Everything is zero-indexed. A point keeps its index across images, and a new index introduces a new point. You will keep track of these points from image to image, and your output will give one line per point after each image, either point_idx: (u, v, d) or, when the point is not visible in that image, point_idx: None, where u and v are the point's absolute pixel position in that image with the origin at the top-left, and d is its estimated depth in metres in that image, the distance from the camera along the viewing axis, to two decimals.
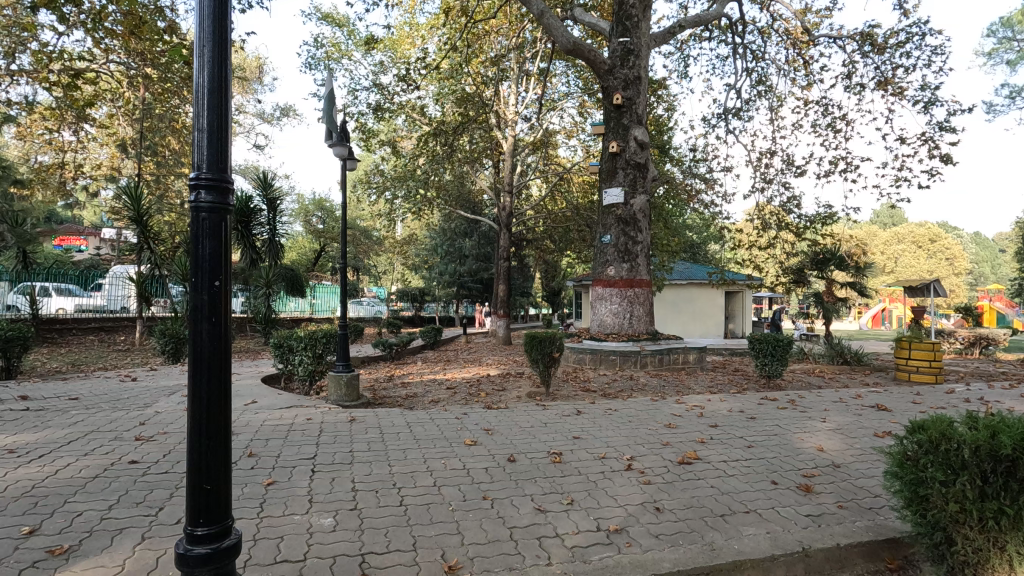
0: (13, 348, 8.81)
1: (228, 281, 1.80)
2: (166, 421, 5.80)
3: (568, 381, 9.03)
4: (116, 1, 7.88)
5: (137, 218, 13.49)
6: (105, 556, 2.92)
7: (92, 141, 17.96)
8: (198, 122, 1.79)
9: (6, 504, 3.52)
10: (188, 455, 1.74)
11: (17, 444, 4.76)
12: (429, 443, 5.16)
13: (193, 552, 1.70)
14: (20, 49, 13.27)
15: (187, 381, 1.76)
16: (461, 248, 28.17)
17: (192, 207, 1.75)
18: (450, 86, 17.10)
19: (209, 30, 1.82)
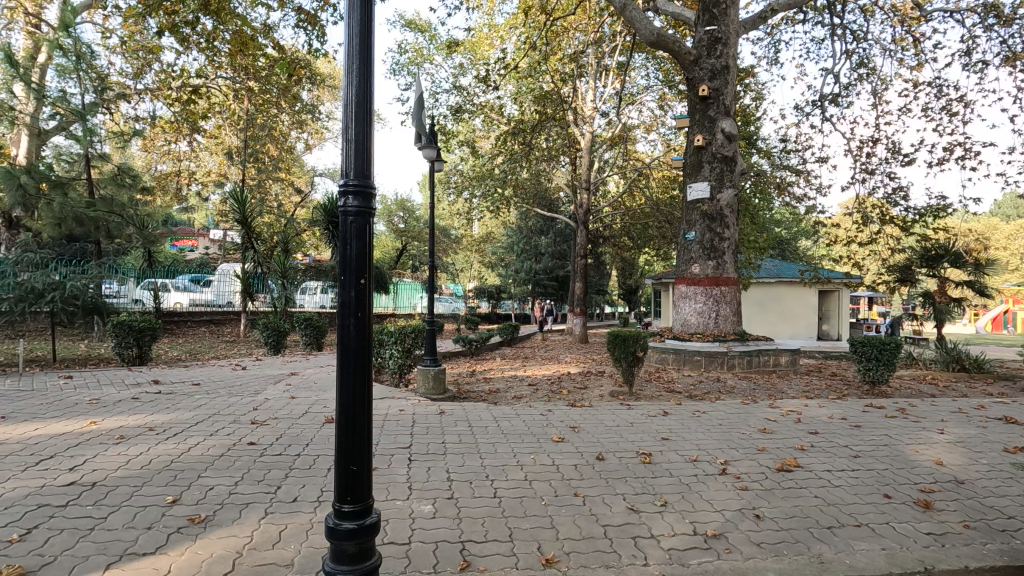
0: (144, 337, 9.87)
1: (372, 279, 1.94)
2: (275, 407, 6.30)
3: (651, 382, 8.83)
4: (227, 22, 8.58)
5: (243, 221, 14.68)
6: (235, 527, 3.24)
7: (202, 149, 19.71)
8: (346, 135, 1.95)
9: (152, 475, 3.98)
10: (338, 438, 1.90)
11: (156, 422, 5.37)
12: (518, 437, 5.26)
13: (341, 526, 1.87)
14: (146, 69, 14.84)
15: (336, 371, 1.93)
16: (537, 246, 28.51)
17: (340, 212, 1.91)
18: (529, 85, 17.19)
19: (356, 48, 1.96)
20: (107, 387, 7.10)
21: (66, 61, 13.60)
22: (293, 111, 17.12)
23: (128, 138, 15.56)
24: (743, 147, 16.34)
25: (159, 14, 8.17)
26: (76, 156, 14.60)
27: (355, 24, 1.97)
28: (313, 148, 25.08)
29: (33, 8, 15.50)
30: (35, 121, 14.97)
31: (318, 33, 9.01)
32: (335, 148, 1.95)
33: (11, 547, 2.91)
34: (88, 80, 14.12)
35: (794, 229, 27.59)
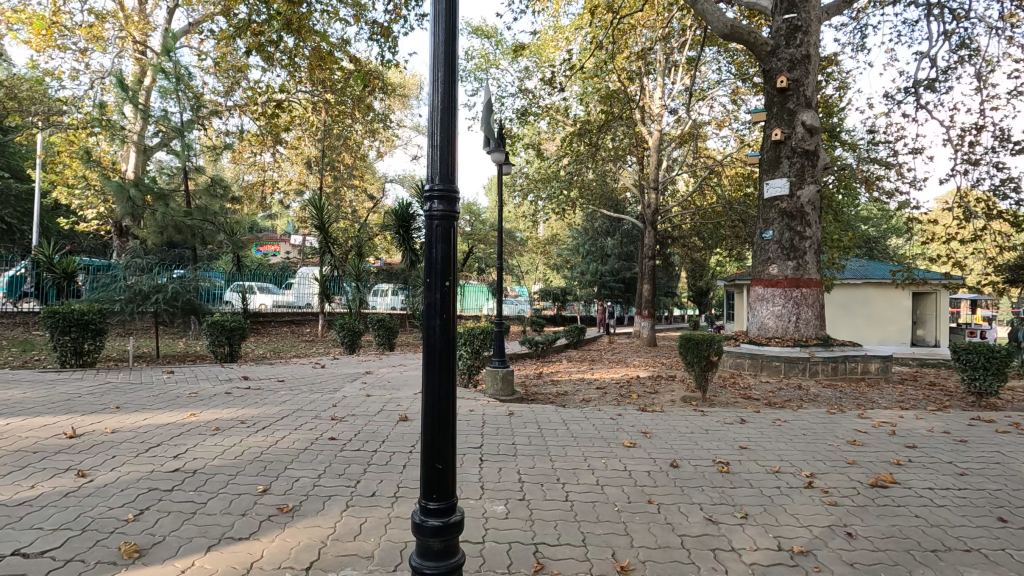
0: (234, 335, 10.60)
1: (456, 280, 1.99)
2: (353, 404, 6.58)
3: (725, 388, 8.48)
4: (307, 40, 9.05)
5: (321, 226, 15.45)
6: (320, 517, 3.40)
7: (284, 160, 20.94)
8: (432, 140, 2.01)
9: (245, 465, 4.27)
10: (424, 436, 1.96)
11: (247, 416, 5.75)
12: (588, 441, 5.21)
13: (427, 523, 1.91)
14: (235, 87, 15.97)
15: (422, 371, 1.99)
16: (603, 247, 28.26)
17: (426, 215, 1.98)
18: (595, 86, 16.98)
19: (442, 55, 2.01)
20: (203, 382, 7.69)
21: (167, 83, 14.91)
22: (366, 121, 17.83)
23: (219, 152, 16.80)
24: (825, 140, 15.38)
25: (246, 34, 8.73)
26: (176, 170, 15.93)
27: (440, 30, 2.02)
28: (384, 155, 26.02)
29: (140, 37, 17.09)
30: (141, 138, 16.48)
31: (390, 44, 9.32)
32: (421, 154, 2.01)
33: (127, 525, 3.20)
34: (186, 99, 15.36)
35: (884, 226, 25.62)
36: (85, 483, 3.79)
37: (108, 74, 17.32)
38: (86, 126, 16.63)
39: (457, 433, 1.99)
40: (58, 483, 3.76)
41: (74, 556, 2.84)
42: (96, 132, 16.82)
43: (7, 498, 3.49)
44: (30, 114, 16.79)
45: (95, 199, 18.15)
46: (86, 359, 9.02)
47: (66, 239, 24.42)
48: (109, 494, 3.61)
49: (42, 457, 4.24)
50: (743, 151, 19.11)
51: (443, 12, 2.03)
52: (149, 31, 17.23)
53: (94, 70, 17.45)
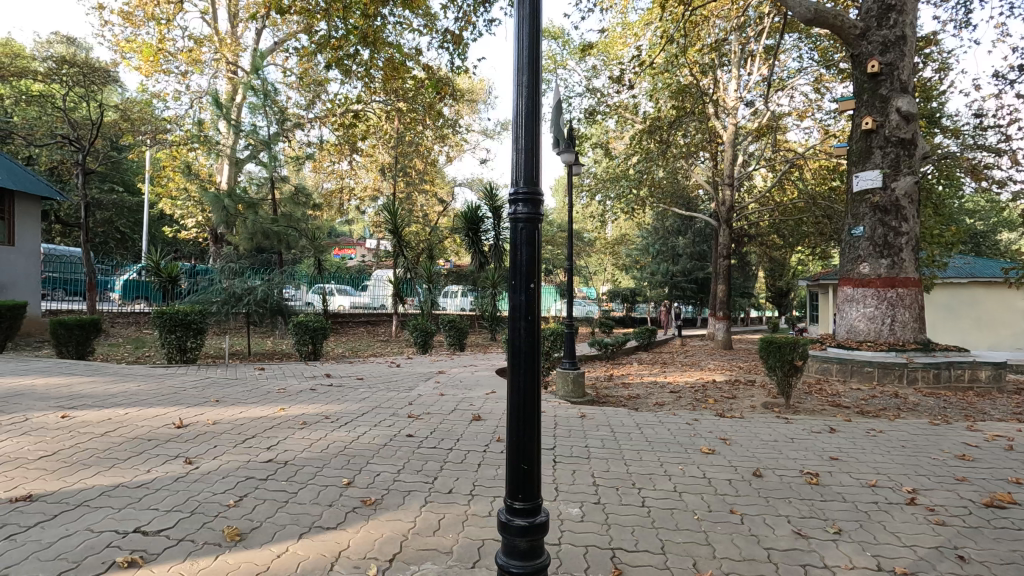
0: (317, 335, 11.20)
1: (540, 283, 2.01)
2: (428, 402, 6.78)
3: (811, 395, 7.98)
4: (381, 52, 9.37)
5: (394, 230, 16.06)
6: (401, 511, 3.53)
7: (359, 167, 21.90)
8: (516, 145, 2.05)
9: (330, 458, 4.51)
10: (509, 436, 2.00)
11: (331, 411, 6.06)
12: (664, 446, 5.07)
13: (514, 522, 1.95)
14: (316, 100, 16.88)
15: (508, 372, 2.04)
16: (674, 247, 27.57)
17: (511, 218, 2.01)
18: (665, 80, 16.48)
19: (526, 59, 2.04)
20: (291, 378, 8.19)
21: (257, 99, 16.02)
22: (436, 127, 18.32)
23: (301, 161, 17.82)
24: (922, 127, 14.16)
25: (326, 49, 9.17)
26: (264, 180, 17.08)
27: (524, 35, 2.04)
28: (454, 160, 26.62)
29: (232, 57, 18.46)
30: (233, 152, 17.79)
31: (460, 51, 9.49)
32: (506, 158, 2.06)
33: (229, 510, 3.46)
34: (272, 113, 16.41)
35: (993, 220, 23.21)
36: (191, 469, 4.14)
37: (205, 93, 18.84)
38: (187, 142, 18.17)
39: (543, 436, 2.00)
40: (169, 469, 4.12)
41: (185, 536, 3.10)
42: (195, 147, 18.33)
43: (128, 481, 3.87)
44: (141, 133, 18.55)
45: (194, 209, 19.79)
46: (189, 355, 9.83)
47: (170, 246, 26.77)
48: (212, 481, 3.92)
49: (155, 444, 4.66)
50: (827, 143, 17.93)
51: (527, 17, 2.07)
52: (240, 52, 18.57)
53: (194, 90, 19.03)
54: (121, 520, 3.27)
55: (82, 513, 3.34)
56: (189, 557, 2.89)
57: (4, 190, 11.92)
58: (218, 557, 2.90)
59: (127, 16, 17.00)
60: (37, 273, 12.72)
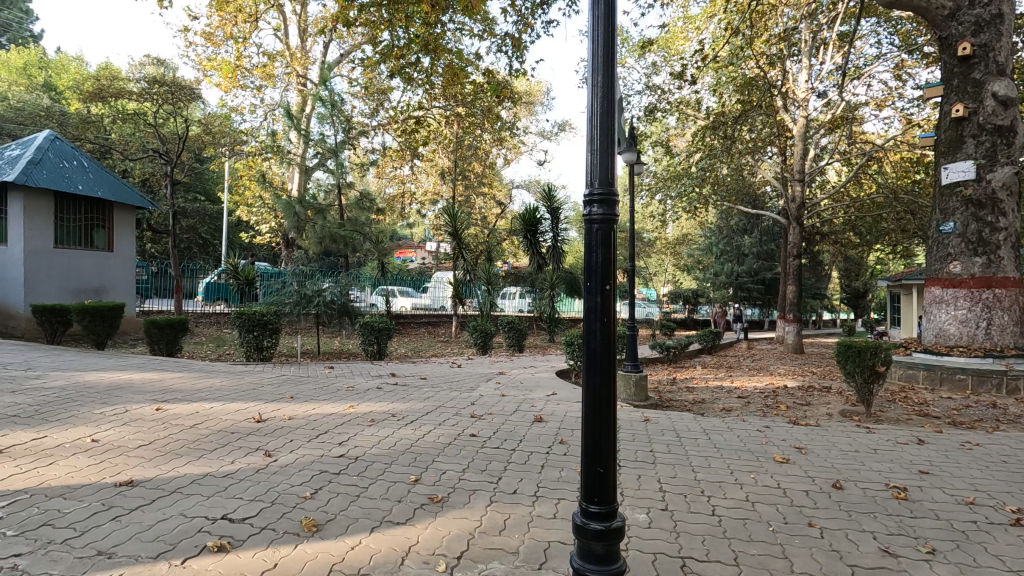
0: (382, 335, 11.57)
1: (616, 285, 2.04)
2: (490, 403, 6.86)
3: (895, 403, 7.45)
4: (441, 60, 9.56)
5: (454, 233, 16.36)
6: (467, 510, 3.59)
7: (420, 172, 22.50)
8: (591, 146, 2.10)
9: (398, 455, 4.64)
10: (584, 438, 2.04)
11: (397, 410, 6.25)
12: (734, 454, 4.88)
13: (589, 524, 1.98)
14: (380, 108, 17.47)
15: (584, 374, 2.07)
16: (740, 246, 26.63)
17: (586, 220, 2.07)
18: (729, 74, 15.87)
19: (600, 59, 2.09)
20: (358, 377, 8.51)
21: (324, 109, 16.76)
22: (494, 130, 18.52)
23: (365, 167, 18.47)
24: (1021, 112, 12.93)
25: (389, 59, 9.43)
26: (332, 187, 17.86)
27: (599, 36, 2.10)
28: (511, 162, 26.85)
29: (302, 70, 19.39)
30: (303, 160, 18.70)
31: (519, 54, 9.52)
32: (582, 159, 2.11)
33: (306, 502, 3.63)
34: (339, 123, 17.10)
35: None
36: (270, 462, 4.37)
37: (278, 105, 19.91)
38: (261, 152, 19.29)
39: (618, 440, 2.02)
40: (251, 461, 4.38)
41: (267, 525, 3.27)
42: (269, 156, 19.43)
43: (214, 471, 4.13)
44: (220, 145, 19.83)
45: (268, 215, 20.97)
46: (266, 354, 10.42)
47: (246, 251, 28.48)
48: (289, 473, 4.13)
49: (238, 437, 4.96)
50: (910, 133, 16.70)
51: (602, 18, 2.11)
52: (308, 64, 19.50)
53: (267, 103, 20.17)
54: (210, 507, 3.50)
55: (176, 499, 3.61)
56: (271, 545, 3.05)
57: (105, 201, 13.07)
58: (297, 546, 3.04)
59: (208, 36, 18.24)
60: (132, 276, 13.86)
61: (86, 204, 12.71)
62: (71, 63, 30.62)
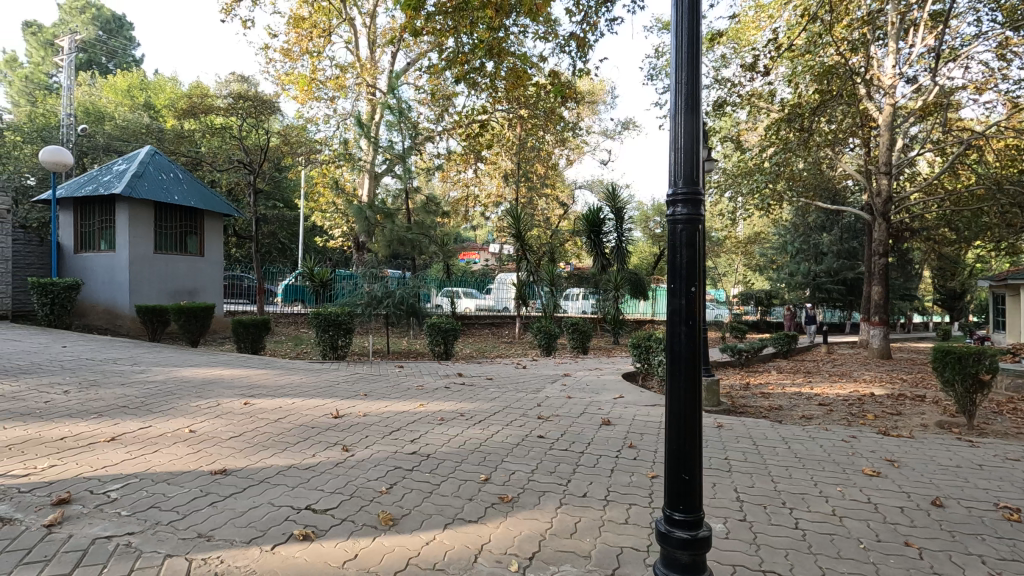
0: (449, 336, 11.81)
1: (701, 287, 2.09)
2: (556, 404, 6.85)
3: (1002, 415, 6.78)
4: (505, 63, 9.62)
5: (518, 234, 16.47)
6: (537, 511, 3.59)
7: (484, 175, 22.86)
8: (676, 144, 2.15)
9: (468, 454, 4.72)
10: (667, 444, 2.13)
11: (465, 409, 6.37)
12: (817, 464, 4.62)
13: (674, 531, 2.07)
14: (445, 114, 17.85)
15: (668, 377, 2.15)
16: (818, 244, 25.14)
17: (671, 220, 2.15)
18: (806, 63, 14.99)
19: (685, 56, 2.13)
20: (427, 376, 8.74)
21: (393, 117, 17.35)
22: (557, 130, 18.47)
23: (431, 172, 18.95)
24: None
25: (454, 65, 9.57)
26: (400, 192, 18.44)
27: (684, 33, 2.14)
28: (574, 163, 26.73)
29: (371, 80, 20.15)
30: (372, 167, 19.43)
31: (584, 53, 9.43)
32: (665, 160, 2.18)
33: (382, 496, 3.77)
34: (406, 129, 17.60)
35: None
36: (348, 456, 4.57)
37: (350, 115, 20.81)
38: (334, 160, 20.22)
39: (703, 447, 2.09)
40: (331, 454, 4.60)
41: (346, 516, 3.42)
42: (342, 164, 20.36)
43: (298, 463, 4.37)
44: (298, 154, 20.94)
45: (341, 220, 21.96)
46: (341, 353, 10.90)
47: (321, 254, 29.96)
48: (366, 468, 4.30)
49: (318, 432, 5.23)
50: (1017, 118, 15.15)
51: (686, 12, 2.14)
52: (377, 74, 20.26)
53: (340, 113, 21.14)
54: (294, 497, 3.70)
55: (264, 488, 3.85)
56: (351, 536, 3.19)
57: (196, 210, 14.11)
58: (375, 538, 3.16)
59: (286, 53, 19.34)
60: (220, 279, 14.92)
61: (180, 213, 13.78)
62: (167, 84, 33.38)
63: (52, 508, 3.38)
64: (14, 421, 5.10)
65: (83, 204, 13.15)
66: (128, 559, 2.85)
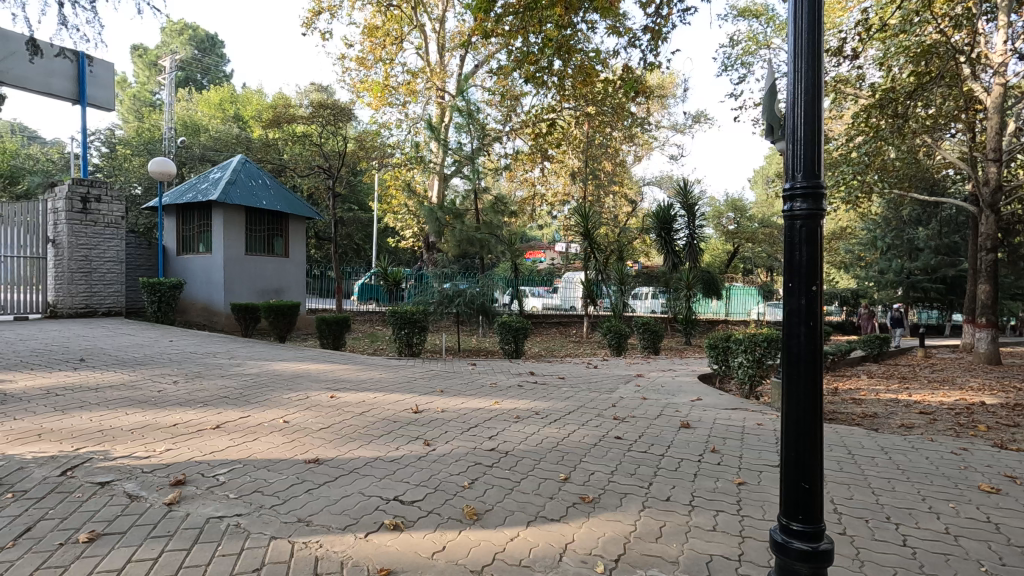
0: (519, 335, 11.88)
1: (823, 287, 2.04)
2: (632, 405, 6.72)
3: None
4: (573, 60, 9.49)
5: (586, 232, 16.30)
6: (620, 513, 3.55)
7: (551, 173, 22.82)
8: (795, 135, 2.10)
9: (546, 453, 4.73)
10: (786, 450, 2.08)
11: (540, 407, 6.39)
12: (925, 478, 4.26)
13: (792, 544, 2.02)
14: (513, 113, 17.93)
15: (785, 381, 2.11)
16: (913, 240, 23.17)
17: (789, 216, 2.09)
18: (899, 43, 13.79)
19: (805, 44, 2.09)
20: (500, 374, 8.84)
21: (462, 119, 17.63)
22: (625, 126, 18.08)
23: (499, 172, 19.15)
24: None
25: (523, 65, 9.57)
26: (468, 192, 18.69)
27: (804, 21, 2.09)
28: (642, 159, 26.15)
29: (440, 84, 20.60)
30: (442, 168, 19.84)
31: (656, 46, 9.14)
32: (782, 153, 2.12)
33: (465, 491, 3.85)
34: (474, 131, 17.84)
35: None
36: (430, 450, 4.70)
37: (420, 119, 21.39)
38: (406, 163, 20.88)
39: (823, 455, 2.04)
40: (413, 448, 4.75)
41: (432, 509, 3.52)
42: (413, 167, 21.02)
43: (383, 455, 4.55)
44: (372, 159, 21.78)
45: (412, 221, 22.62)
46: (415, 350, 11.22)
47: (393, 255, 31.06)
48: (448, 463, 4.41)
49: (399, 426, 5.41)
50: None
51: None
52: (446, 78, 20.73)
53: (411, 118, 21.79)
54: (382, 488, 3.85)
55: (354, 478, 4.03)
56: (438, 528, 3.28)
57: (282, 213, 14.99)
58: (461, 532, 3.24)
59: (361, 61, 20.15)
60: (304, 279, 15.79)
61: (268, 217, 14.70)
62: (254, 96, 35.71)
63: (170, 489, 3.70)
64: (133, 407, 5.64)
65: (184, 210, 14.31)
66: (238, 538, 3.08)
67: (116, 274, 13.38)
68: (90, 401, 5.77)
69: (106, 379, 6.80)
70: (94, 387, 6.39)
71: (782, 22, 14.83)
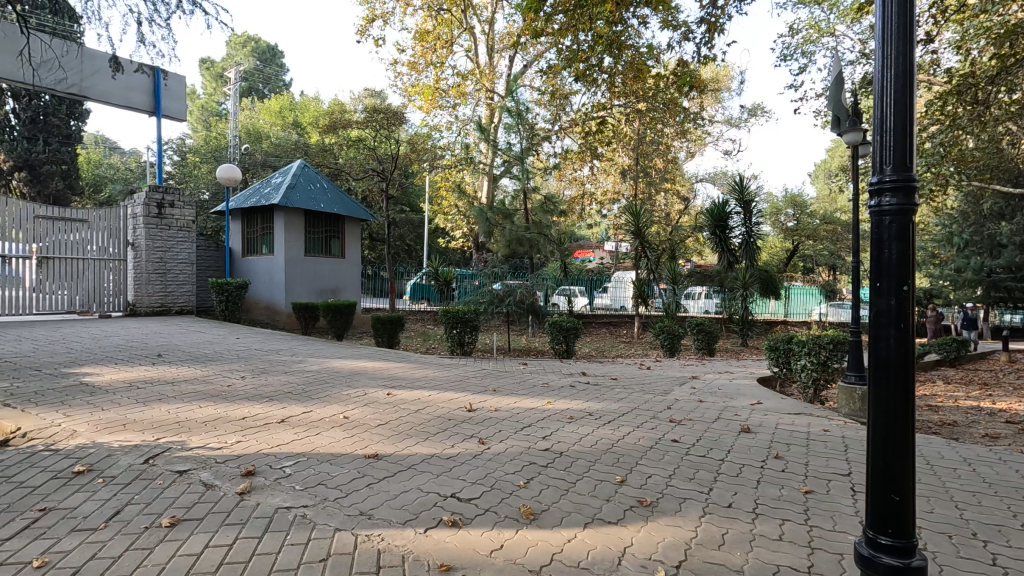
0: (570, 334, 11.81)
1: (915, 286, 1.92)
2: (688, 408, 6.56)
3: None
4: (624, 56, 9.33)
5: (637, 231, 16.00)
6: (679, 518, 3.47)
7: (600, 172, 22.55)
8: (882, 125, 2.00)
9: (600, 454, 4.68)
10: (873, 458, 1.98)
11: (593, 408, 6.33)
12: (1015, 493, 3.94)
13: (879, 559, 1.91)
14: (562, 112, 17.79)
15: (871, 385, 2.01)
16: (995, 235, 21.46)
17: (876, 212, 1.99)
18: (980, 24, 12.78)
19: (894, 28, 1.98)
20: (552, 374, 8.81)
21: (512, 120, 17.66)
22: (676, 121, 17.61)
23: (547, 171, 19.10)
24: None
25: (572, 63, 9.47)
26: (518, 192, 18.68)
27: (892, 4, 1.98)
28: (695, 154, 25.42)
29: (489, 85, 20.74)
30: (490, 169, 19.96)
31: (711, 38, 8.85)
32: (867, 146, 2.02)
33: (520, 490, 3.86)
34: (523, 131, 17.85)
35: None
36: (484, 449, 4.74)
37: (470, 120, 21.60)
38: (457, 164, 21.13)
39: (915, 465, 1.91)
40: (468, 446, 4.81)
41: (489, 507, 3.56)
42: (463, 168, 21.25)
43: (439, 452, 4.62)
44: (423, 161, 22.17)
45: (462, 221, 22.89)
46: (467, 349, 11.35)
47: (444, 255, 31.53)
48: (503, 461, 4.44)
49: (455, 424, 5.48)
50: None
51: None
52: (495, 79, 20.86)
53: (460, 120, 22.05)
54: (439, 485, 3.91)
55: (411, 474, 4.12)
56: (495, 526, 3.30)
57: (338, 215, 15.50)
58: (519, 531, 3.25)
59: (412, 65, 20.55)
60: (359, 279, 16.27)
61: (325, 219, 15.23)
62: (311, 103, 37.08)
63: (241, 479, 3.89)
64: (206, 401, 5.96)
65: (248, 213, 15.02)
66: (304, 529, 3.20)
67: (187, 274, 14.18)
68: (168, 394, 6.15)
69: (181, 374, 7.22)
70: (171, 380, 6.80)
71: (847, 7, 14.00)
